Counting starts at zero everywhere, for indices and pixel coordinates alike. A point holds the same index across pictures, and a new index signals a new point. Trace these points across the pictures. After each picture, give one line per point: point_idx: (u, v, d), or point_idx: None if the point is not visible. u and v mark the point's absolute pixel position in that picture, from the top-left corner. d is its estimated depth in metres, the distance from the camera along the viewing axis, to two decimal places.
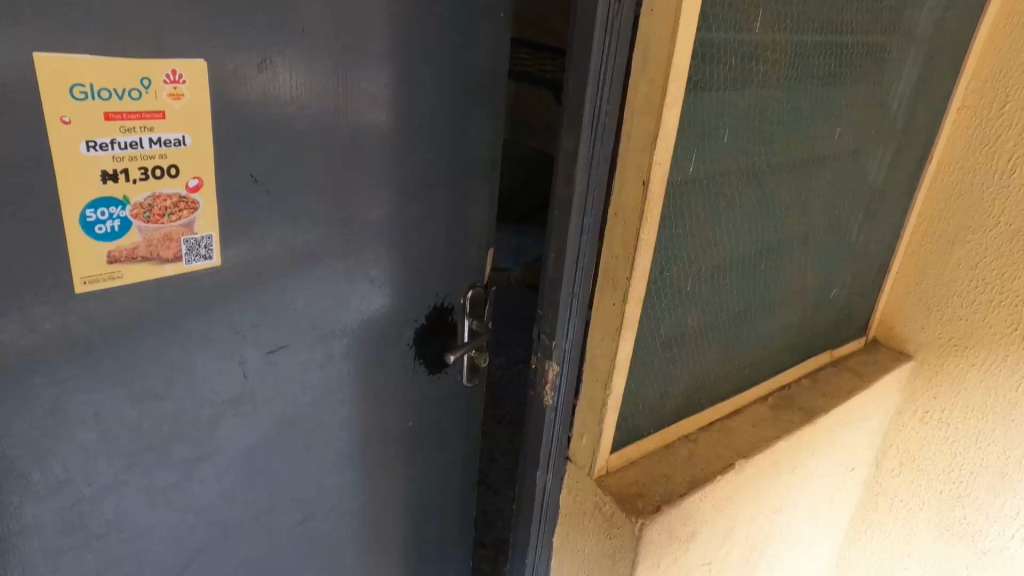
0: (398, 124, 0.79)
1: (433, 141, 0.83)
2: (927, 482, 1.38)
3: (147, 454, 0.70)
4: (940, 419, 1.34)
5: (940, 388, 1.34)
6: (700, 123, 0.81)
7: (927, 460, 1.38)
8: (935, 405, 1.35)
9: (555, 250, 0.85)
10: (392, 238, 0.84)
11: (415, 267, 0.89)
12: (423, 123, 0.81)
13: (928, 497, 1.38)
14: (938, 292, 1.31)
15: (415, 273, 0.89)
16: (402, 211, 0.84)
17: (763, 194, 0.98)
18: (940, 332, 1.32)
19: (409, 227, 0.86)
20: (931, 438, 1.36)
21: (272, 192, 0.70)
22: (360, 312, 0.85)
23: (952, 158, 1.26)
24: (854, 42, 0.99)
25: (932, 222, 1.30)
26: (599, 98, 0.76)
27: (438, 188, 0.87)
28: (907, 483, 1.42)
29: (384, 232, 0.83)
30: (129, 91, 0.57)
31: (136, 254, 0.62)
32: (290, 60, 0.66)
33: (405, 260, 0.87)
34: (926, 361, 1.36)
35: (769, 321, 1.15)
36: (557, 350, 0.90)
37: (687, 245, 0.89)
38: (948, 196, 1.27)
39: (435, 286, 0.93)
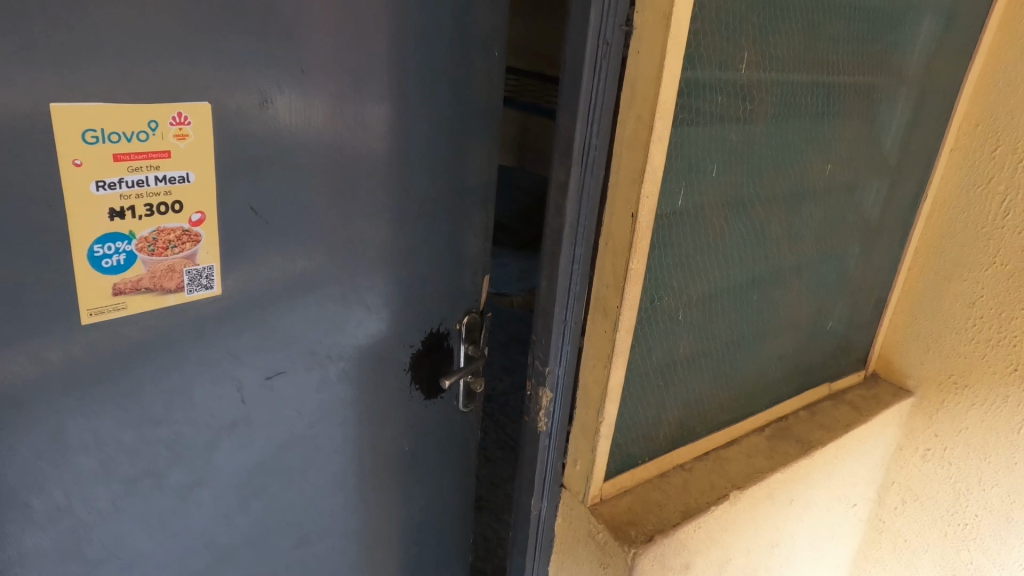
0: (396, 159, 0.82)
1: (429, 172, 0.86)
2: (932, 521, 1.37)
3: (145, 480, 0.72)
4: (942, 457, 1.33)
5: (940, 425, 1.33)
6: (687, 158, 0.83)
7: (930, 498, 1.36)
8: (936, 442, 1.34)
9: (546, 279, 0.87)
10: (388, 268, 0.87)
11: (411, 294, 0.91)
12: (419, 156, 0.84)
13: (933, 537, 1.37)
14: (936, 326, 1.32)
15: (411, 300, 0.91)
16: (398, 242, 0.86)
17: (753, 227, 1.00)
18: (939, 367, 1.32)
19: (405, 256, 0.88)
20: (933, 476, 1.35)
21: (271, 224, 0.73)
22: (357, 339, 0.87)
23: (946, 196, 1.27)
24: (841, 82, 1.02)
25: (929, 258, 1.32)
26: (589, 133, 0.79)
27: (434, 219, 0.90)
28: (911, 521, 1.41)
29: (381, 261, 0.86)
30: (137, 134, 0.61)
31: (140, 285, 0.65)
32: (292, 100, 0.70)
33: (401, 288, 0.90)
34: (926, 397, 1.35)
35: (763, 351, 1.16)
36: (550, 376, 0.91)
37: (676, 276, 0.91)
38: (943, 233, 1.29)
39: (431, 313, 0.95)
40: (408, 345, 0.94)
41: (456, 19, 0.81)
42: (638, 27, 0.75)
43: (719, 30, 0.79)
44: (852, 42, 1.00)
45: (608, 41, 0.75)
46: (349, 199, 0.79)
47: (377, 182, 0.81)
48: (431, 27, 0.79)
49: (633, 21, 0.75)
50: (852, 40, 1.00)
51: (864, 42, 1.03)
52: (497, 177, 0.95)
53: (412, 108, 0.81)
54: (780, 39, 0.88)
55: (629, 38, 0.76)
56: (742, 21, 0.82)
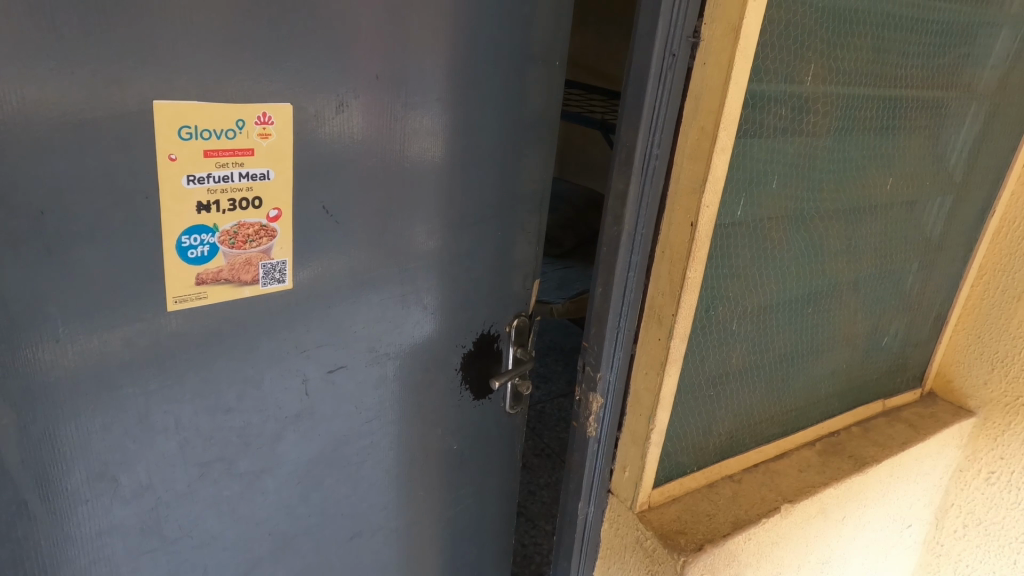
0: (460, 162, 0.84)
1: (487, 177, 0.88)
2: (996, 548, 1.31)
3: (216, 465, 0.75)
4: (1008, 482, 1.28)
5: (1006, 448, 1.28)
6: (748, 169, 0.83)
7: (993, 524, 1.32)
8: (1002, 466, 1.29)
9: (601, 286, 0.87)
10: (449, 268, 0.89)
11: (465, 296, 0.93)
12: (478, 160, 0.86)
13: (994, 564, 1.31)
14: (1001, 347, 1.27)
15: (464, 301, 0.93)
16: (458, 243, 0.89)
17: (811, 239, 0.99)
18: (1006, 389, 1.27)
19: (464, 257, 0.90)
20: (997, 501, 1.30)
21: (340, 223, 0.75)
22: (416, 336, 0.89)
23: (1016, 212, 1.24)
24: (907, 96, 1.00)
25: (995, 275, 1.28)
26: (651, 141, 0.79)
27: (493, 222, 0.92)
28: (971, 547, 1.37)
29: (441, 262, 0.88)
30: (226, 132, 0.64)
31: (220, 276, 0.68)
32: (368, 103, 0.73)
33: (458, 289, 0.92)
34: (989, 419, 1.31)
35: (816, 365, 1.14)
36: (601, 382, 0.91)
37: (733, 286, 0.90)
38: (1012, 249, 1.25)
39: (483, 315, 0.97)
40: (461, 345, 0.96)
41: (522, 28, 0.83)
42: (706, 39, 0.75)
43: (787, 42, 0.79)
44: (923, 55, 0.98)
45: (675, 51, 0.75)
46: (415, 201, 0.82)
47: (442, 185, 0.84)
48: (500, 36, 0.81)
49: (700, 33, 0.76)
50: (922, 53, 0.98)
51: (935, 56, 1.00)
52: (553, 183, 0.97)
53: (477, 113, 0.83)
54: (848, 51, 0.87)
55: (696, 49, 0.76)
56: (811, 34, 0.81)
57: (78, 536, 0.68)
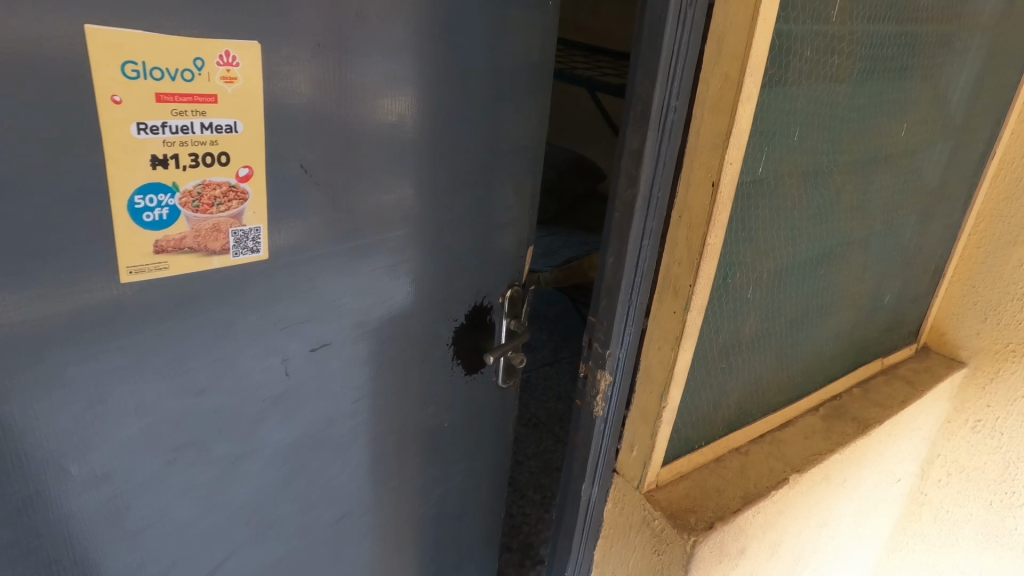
0: (450, 111, 0.76)
1: (478, 132, 0.80)
2: (977, 491, 1.34)
3: (189, 449, 0.66)
4: (992, 428, 1.30)
5: (993, 396, 1.29)
6: (771, 120, 0.76)
7: (977, 469, 1.33)
8: (988, 413, 1.30)
9: (612, 256, 0.80)
10: (438, 231, 0.81)
11: (455, 264, 0.86)
12: (469, 113, 0.78)
13: (977, 506, 1.34)
14: (995, 295, 1.26)
15: (455, 270, 0.86)
16: (449, 204, 0.81)
17: (827, 194, 0.93)
18: (996, 337, 1.27)
19: (454, 219, 0.83)
20: (982, 447, 1.32)
21: (321, 185, 0.66)
22: (403, 306, 0.81)
23: (1014, 153, 1.22)
24: (923, 34, 0.94)
25: (992, 221, 1.26)
26: (669, 93, 0.70)
27: (483, 180, 0.83)
28: (954, 493, 1.38)
29: (430, 225, 0.80)
30: (182, 72, 0.53)
31: (184, 244, 0.58)
32: (348, 41, 0.63)
33: (447, 254, 0.84)
34: (980, 367, 1.31)
35: (823, 327, 1.10)
36: (611, 359, 0.85)
37: (750, 249, 0.84)
38: (1010, 193, 1.23)
39: (475, 284, 0.90)
40: (450, 316, 0.88)
41: None
42: None
43: None
44: None
45: None
46: (403, 159, 0.73)
47: (431, 138, 0.75)
48: None
49: None
50: None
51: None
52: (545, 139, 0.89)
53: (469, 56, 0.74)
54: None
55: None
56: None
57: (19, 535, 0.58)
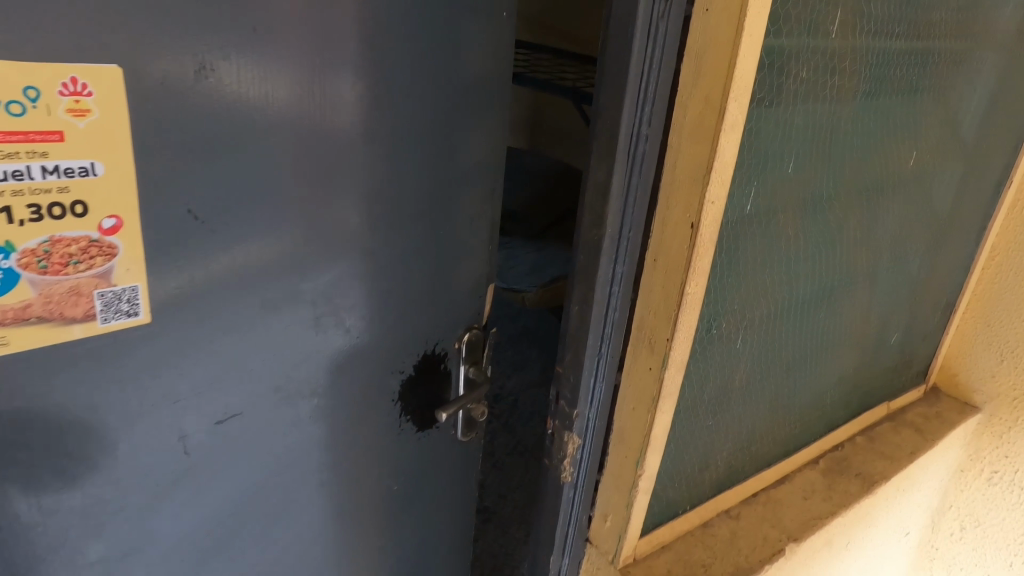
0: (389, 138, 0.64)
1: (422, 162, 0.69)
2: (995, 550, 1.23)
3: (49, 554, 0.54)
4: (1011, 483, 1.19)
5: (1012, 446, 1.19)
6: (762, 150, 0.65)
7: (994, 525, 1.23)
8: (1007, 466, 1.20)
9: (578, 304, 0.70)
10: (380, 275, 0.70)
11: (401, 310, 0.74)
12: (410, 140, 0.66)
13: (996, 568, 1.23)
14: (1013, 336, 1.17)
15: (400, 317, 0.75)
16: (391, 244, 0.70)
17: (827, 229, 0.82)
18: (1014, 381, 1.18)
19: (400, 260, 0.72)
20: (999, 502, 1.21)
21: (217, 232, 0.55)
22: (340, 362, 0.70)
23: None
24: (936, 48, 0.83)
25: (1007, 253, 1.16)
26: (638, 118, 0.59)
27: (432, 215, 0.73)
28: (968, 549, 1.28)
29: (369, 269, 0.69)
30: (8, 105, 0.43)
31: (29, 313, 0.48)
32: (250, 61, 0.52)
33: (392, 300, 0.73)
34: (997, 415, 1.22)
35: (824, 371, 0.99)
36: (578, 420, 0.74)
37: (738, 295, 0.73)
38: None
39: (425, 330, 0.79)
40: (397, 368, 0.77)
41: None
42: None
43: None
44: None
45: None
46: (327, 195, 0.62)
47: (364, 169, 0.64)
48: None
49: None
50: None
51: None
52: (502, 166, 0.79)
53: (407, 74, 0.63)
54: None
55: None
56: None
57: None
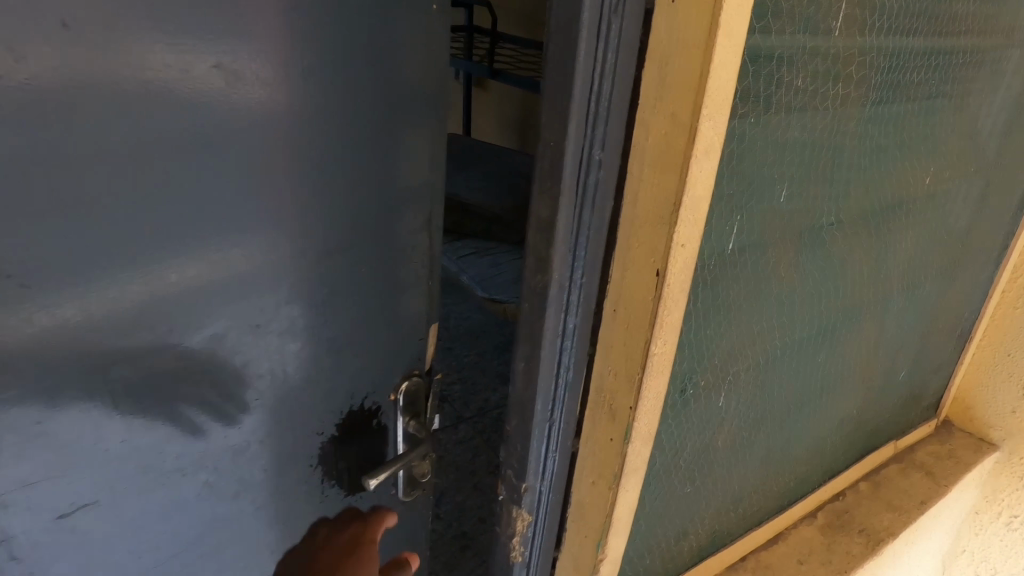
0: (300, 159, 0.48)
1: (351, 185, 0.51)
2: None
3: None
4: None
5: None
6: (748, 176, 0.51)
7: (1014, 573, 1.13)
8: None
9: (523, 361, 0.57)
10: (297, 347, 0.54)
11: (328, 370, 0.58)
12: (330, 158, 0.49)
13: None
14: None
15: (327, 378, 0.58)
16: (309, 303, 0.53)
17: (829, 262, 0.69)
18: None
19: (325, 321, 0.55)
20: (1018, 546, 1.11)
21: (27, 289, 0.39)
22: (247, 451, 0.55)
23: None
24: (957, 47, 0.70)
25: None
26: (588, 141, 0.47)
27: (368, 254, 0.56)
28: None
29: (280, 338, 0.53)
30: None
31: None
32: (53, 55, 0.35)
33: (316, 364, 0.56)
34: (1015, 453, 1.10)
35: (824, 417, 0.86)
36: (528, 495, 0.62)
37: (721, 348, 0.60)
38: None
39: (361, 389, 0.62)
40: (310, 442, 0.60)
41: None
42: None
43: None
44: None
45: None
46: (203, 244, 0.45)
47: (261, 215, 0.47)
48: None
49: None
50: None
51: None
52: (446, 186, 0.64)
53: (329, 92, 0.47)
54: None
55: None
56: None
57: None
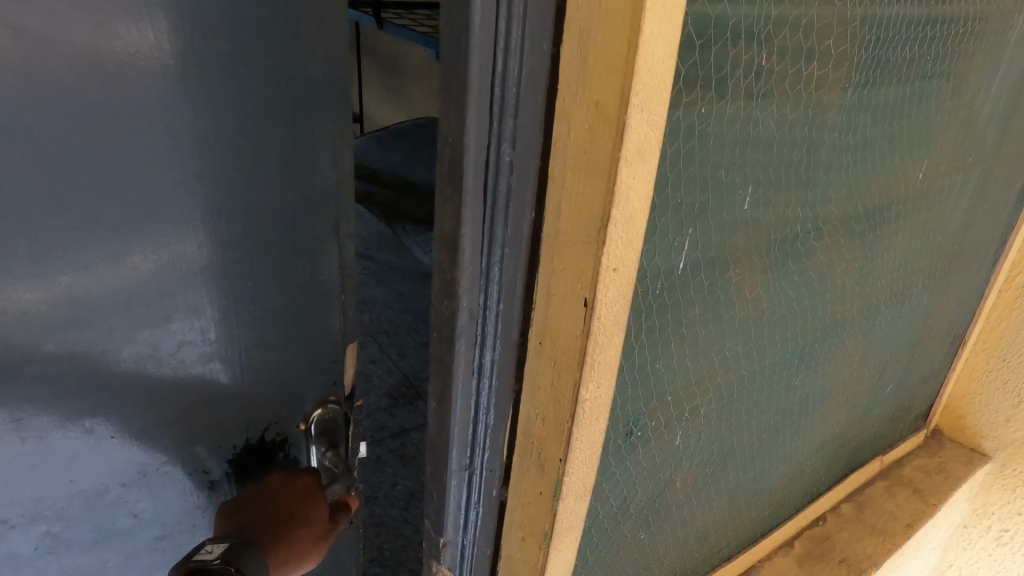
0: (155, 164, 0.46)
1: (218, 191, 0.50)
2: None
3: None
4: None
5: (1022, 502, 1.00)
6: (698, 178, 0.40)
7: None
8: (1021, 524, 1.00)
9: (435, 400, 0.48)
10: (194, 361, 0.54)
11: (214, 385, 0.56)
12: (186, 159, 0.47)
13: None
14: None
15: (214, 394, 0.56)
16: (211, 322, 0.53)
17: (810, 274, 0.58)
18: None
19: (207, 335, 0.53)
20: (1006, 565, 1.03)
21: None
22: (148, 465, 0.55)
23: None
24: (957, 19, 0.60)
25: None
26: (493, 139, 0.38)
27: (250, 265, 0.54)
28: None
29: (174, 355, 0.52)
30: None
31: None
32: None
33: (201, 378, 0.55)
34: (1010, 466, 1.01)
35: (802, 441, 0.77)
36: (448, 548, 0.53)
37: (673, 382, 0.50)
38: None
39: (255, 407, 0.59)
40: (199, 467, 0.58)
41: None
42: None
43: None
44: None
45: None
46: (95, 270, 0.46)
47: (139, 235, 0.47)
48: None
49: None
50: None
51: None
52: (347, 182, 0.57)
53: (175, 103, 0.45)
54: None
55: None
56: None
57: None
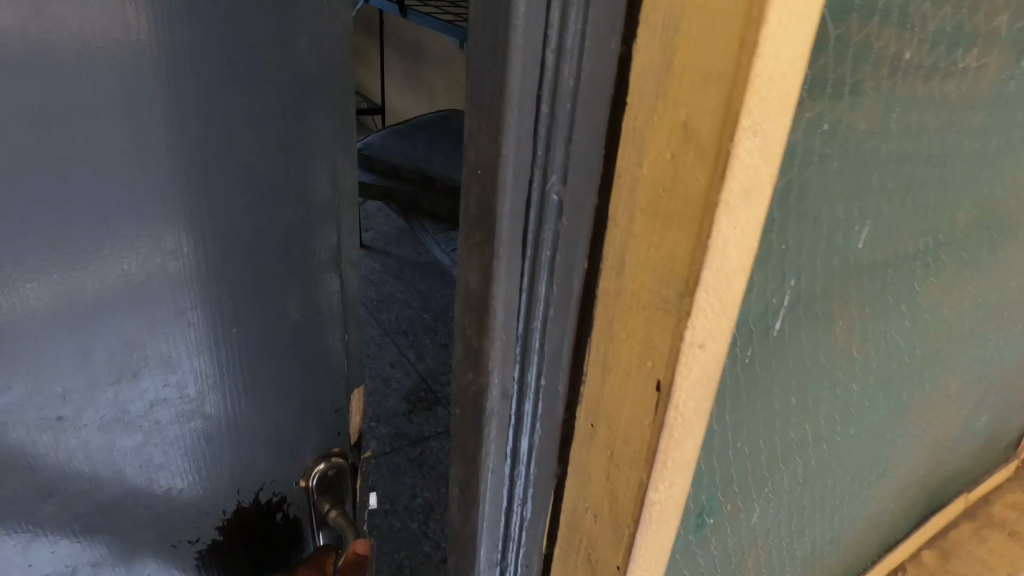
0: (107, 188, 0.37)
1: (187, 218, 0.41)
2: None
3: None
4: None
5: None
6: (810, 216, 0.30)
7: None
8: None
9: (458, 482, 0.39)
10: (171, 422, 0.45)
11: (196, 447, 0.47)
12: (144, 180, 0.38)
13: None
14: None
15: (198, 457, 0.47)
16: (182, 377, 0.44)
17: (930, 313, 0.46)
18: None
19: (184, 389, 0.45)
20: None
21: None
22: (119, 542, 0.47)
23: None
24: None
25: None
26: (535, 170, 0.28)
27: (232, 305, 0.45)
28: None
29: (146, 416, 0.44)
30: None
31: None
32: None
33: (179, 439, 0.46)
34: None
35: (888, 492, 0.65)
36: None
37: (756, 457, 0.39)
38: None
39: (246, 467, 0.49)
40: (185, 536, 0.50)
41: None
42: None
43: None
44: None
45: None
46: (42, 327, 0.37)
47: (94, 279, 0.38)
48: None
49: None
50: None
51: None
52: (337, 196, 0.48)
53: (149, 118, 0.37)
54: None
55: None
56: None
57: None
